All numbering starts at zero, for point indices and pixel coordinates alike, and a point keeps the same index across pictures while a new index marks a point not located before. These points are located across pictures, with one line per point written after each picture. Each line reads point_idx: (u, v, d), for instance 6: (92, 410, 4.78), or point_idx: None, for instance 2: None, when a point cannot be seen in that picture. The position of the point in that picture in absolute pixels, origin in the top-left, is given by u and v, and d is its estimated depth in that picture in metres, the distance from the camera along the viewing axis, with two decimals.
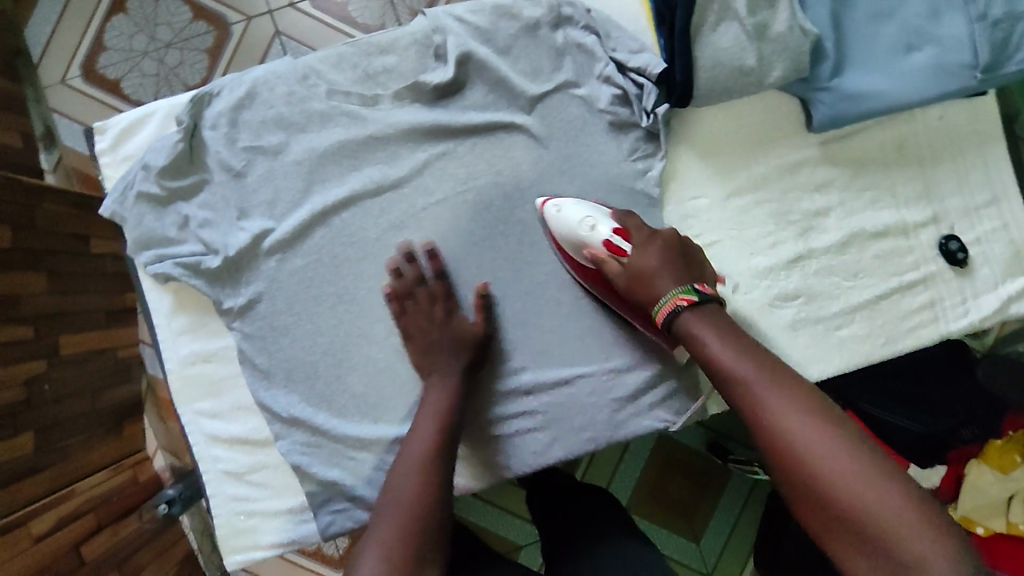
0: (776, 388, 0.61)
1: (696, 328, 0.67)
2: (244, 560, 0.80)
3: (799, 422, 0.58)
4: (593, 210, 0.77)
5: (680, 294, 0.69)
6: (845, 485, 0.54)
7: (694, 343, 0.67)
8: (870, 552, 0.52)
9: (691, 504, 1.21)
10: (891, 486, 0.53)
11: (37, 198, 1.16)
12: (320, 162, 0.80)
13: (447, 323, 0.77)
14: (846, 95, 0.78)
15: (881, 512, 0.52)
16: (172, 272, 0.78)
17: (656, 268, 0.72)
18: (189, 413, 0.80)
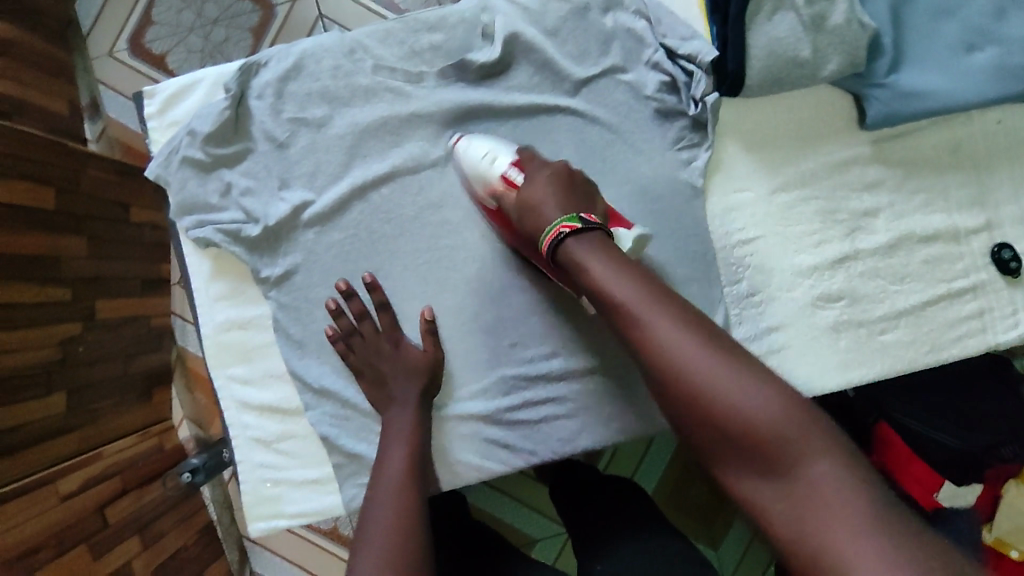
0: (653, 310, 0.59)
1: (580, 254, 0.64)
2: (267, 528, 0.80)
3: (680, 343, 0.57)
4: (493, 146, 0.77)
5: (564, 222, 0.66)
6: (728, 400, 0.54)
7: (579, 267, 0.64)
8: (754, 461, 0.53)
9: (710, 509, 1.19)
10: (763, 395, 0.54)
11: (81, 162, 1.18)
12: (362, 137, 0.80)
13: (395, 355, 0.78)
14: (903, 93, 0.75)
15: (762, 421, 0.53)
16: (214, 239, 0.78)
17: (544, 198, 0.70)
18: (221, 379, 0.81)
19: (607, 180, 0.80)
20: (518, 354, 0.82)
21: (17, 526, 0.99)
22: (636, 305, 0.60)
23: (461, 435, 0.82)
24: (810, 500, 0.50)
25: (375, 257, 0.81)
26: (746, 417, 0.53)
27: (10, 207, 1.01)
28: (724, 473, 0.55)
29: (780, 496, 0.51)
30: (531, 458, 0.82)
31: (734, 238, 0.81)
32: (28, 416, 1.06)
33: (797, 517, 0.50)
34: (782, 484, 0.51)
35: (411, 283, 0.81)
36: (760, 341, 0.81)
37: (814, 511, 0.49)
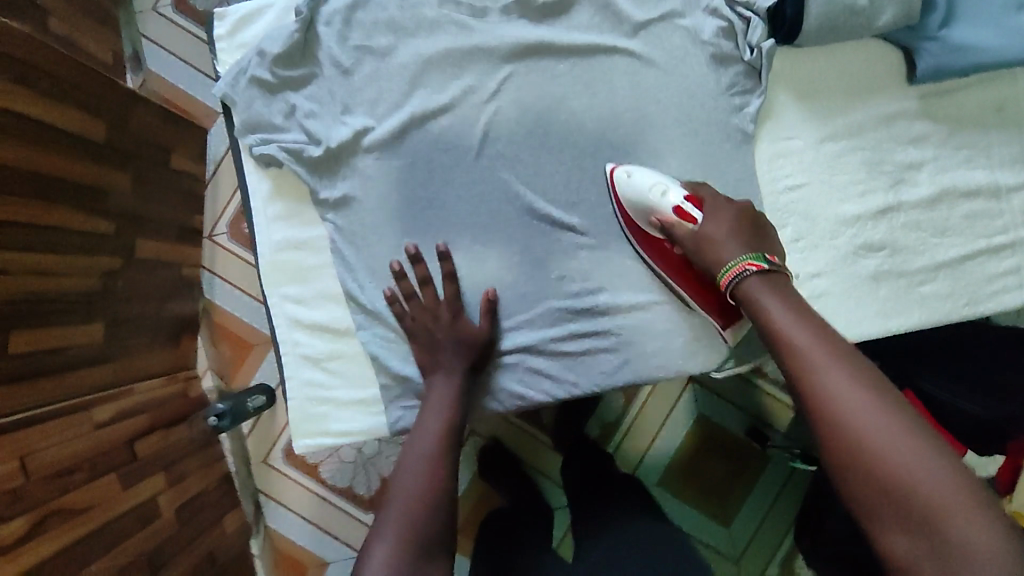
0: (835, 362, 0.62)
1: (759, 295, 0.70)
2: (312, 445, 0.82)
3: (854, 397, 0.59)
4: (662, 178, 0.79)
5: (750, 260, 0.72)
6: (895, 457, 0.55)
7: (756, 309, 0.70)
8: (911, 521, 0.53)
9: (723, 487, 1.24)
10: (935, 462, 0.54)
11: (132, 102, 1.22)
12: (425, 67, 0.82)
13: (452, 325, 0.80)
14: (954, 47, 0.78)
15: (926, 485, 0.53)
16: (279, 158, 0.81)
17: (725, 235, 0.74)
18: (276, 296, 0.83)
19: (662, 121, 0.82)
20: (565, 288, 0.84)
21: (55, 446, 1.01)
22: (808, 352, 0.64)
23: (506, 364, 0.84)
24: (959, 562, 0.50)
25: (431, 185, 0.83)
26: (903, 474, 0.54)
27: (66, 134, 1.04)
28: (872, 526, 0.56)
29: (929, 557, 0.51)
30: (572, 389, 0.84)
31: (780, 184, 0.83)
32: (69, 341, 1.08)
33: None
34: (932, 546, 0.51)
35: (464, 213, 0.83)
36: (802, 287, 0.84)
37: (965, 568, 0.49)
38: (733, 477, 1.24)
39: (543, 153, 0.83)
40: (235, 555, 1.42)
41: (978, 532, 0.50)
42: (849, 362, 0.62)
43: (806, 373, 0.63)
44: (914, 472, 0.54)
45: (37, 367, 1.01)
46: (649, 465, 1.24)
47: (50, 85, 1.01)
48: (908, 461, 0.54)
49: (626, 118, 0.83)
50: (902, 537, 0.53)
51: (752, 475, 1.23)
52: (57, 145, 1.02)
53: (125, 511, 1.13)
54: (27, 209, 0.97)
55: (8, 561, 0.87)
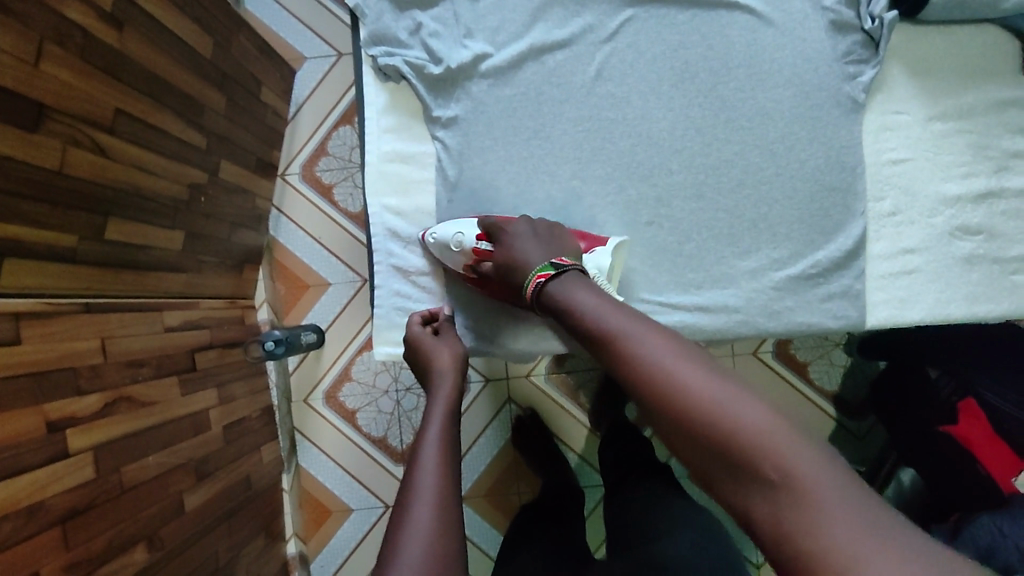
0: (642, 334, 0.52)
1: (564, 289, 0.63)
2: (389, 354, 0.84)
3: (664, 359, 0.49)
4: (459, 224, 0.81)
5: (538, 272, 0.67)
6: (713, 410, 0.44)
7: (566, 298, 0.62)
8: (748, 478, 0.42)
9: None
10: (747, 403, 0.44)
11: (236, 27, 1.26)
12: (549, 2, 0.85)
13: (439, 342, 0.78)
14: None
15: (747, 428, 0.43)
16: (398, 71, 0.83)
17: (517, 250, 0.73)
18: (376, 206, 0.85)
19: (774, 83, 0.84)
20: (650, 232, 0.85)
21: (129, 337, 1.03)
22: (614, 328, 0.54)
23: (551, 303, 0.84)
24: (802, 499, 0.39)
25: (539, 117, 0.85)
26: (726, 422, 0.43)
27: (177, 39, 1.08)
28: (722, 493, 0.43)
29: (774, 505, 0.40)
30: None
31: (884, 156, 0.83)
32: (154, 242, 1.11)
33: (791, 527, 0.39)
34: (771, 492, 0.40)
35: (567, 147, 0.85)
36: (893, 261, 0.83)
37: (799, 515, 0.39)
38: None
39: (651, 98, 0.85)
40: (267, 486, 1.44)
41: (808, 461, 0.40)
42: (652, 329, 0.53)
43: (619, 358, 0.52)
44: (736, 417, 0.43)
45: (123, 259, 1.03)
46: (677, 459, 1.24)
47: None
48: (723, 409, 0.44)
49: (737, 74, 0.84)
50: (750, 500, 0.41)
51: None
52: (171, 51, 1.06)
53: (180, 415, 1.14)
54: (139, 104, 1.00)
55: (84, 430, 0.89)
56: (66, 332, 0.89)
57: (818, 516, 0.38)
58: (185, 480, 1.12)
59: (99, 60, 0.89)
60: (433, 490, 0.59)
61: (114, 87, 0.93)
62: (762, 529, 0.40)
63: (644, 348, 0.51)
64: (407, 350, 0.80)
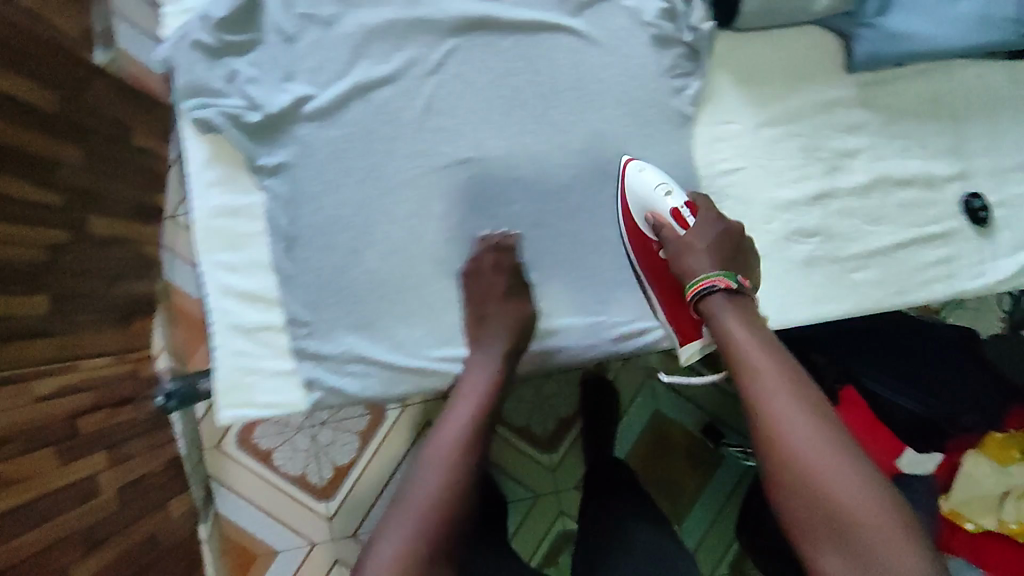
0: (785, 391, 0.63)
1: (714, 311, 0.70)
2: (237, 417, 0.83)
3: (801, 428, 0.61)
4: (666, 180, 0.80)
5: (721, 276, 0.71)
6: (829, 488, 0.58)
7: (718, 327, 0.69)
8: (835, 541, 0.57)
9: (678, 483, 1.28)
10: (860, 484, 0.58)
11: (86, 75, 1.21)
12: (369, 37, 0.82)
13: (500, 309, 0.78)
14: (889, 33, 0.78)
15: (849, 508, 0.57)
16: (216, 122, 0.80)
17: (700, 245, 0.73)
18: (207, 264, 0.82)
19: (604, 102, 0.83)
20: None
21: None
22: (761, 373, 0.65)
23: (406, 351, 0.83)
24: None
25: (372, 157, 0.82)
26: (837, 501, 0.57)
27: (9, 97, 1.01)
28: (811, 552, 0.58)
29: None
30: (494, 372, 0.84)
31: (719, 166, 0.83)
32: (16, 310, 1.05)
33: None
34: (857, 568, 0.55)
35: (402, 186, 0.83)
36: None
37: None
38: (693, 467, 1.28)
39: (484, 129, 0.83)
40: (180, 540, 1.40)
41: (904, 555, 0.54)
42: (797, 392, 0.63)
43: (760, 402, 0.63)
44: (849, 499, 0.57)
45: None
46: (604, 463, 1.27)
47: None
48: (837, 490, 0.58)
49: (567, 97, 0.83)
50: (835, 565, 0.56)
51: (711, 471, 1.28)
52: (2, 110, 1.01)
53: (63, 485, 1.09)
54: None
55: None
56: None
57: None
58: (71, 553, 1.07)
59: None
60: (422, 503, 0.66)
61: None
62: None
63: (786, 408, 0.62)
64: (478, 250, 0.81)
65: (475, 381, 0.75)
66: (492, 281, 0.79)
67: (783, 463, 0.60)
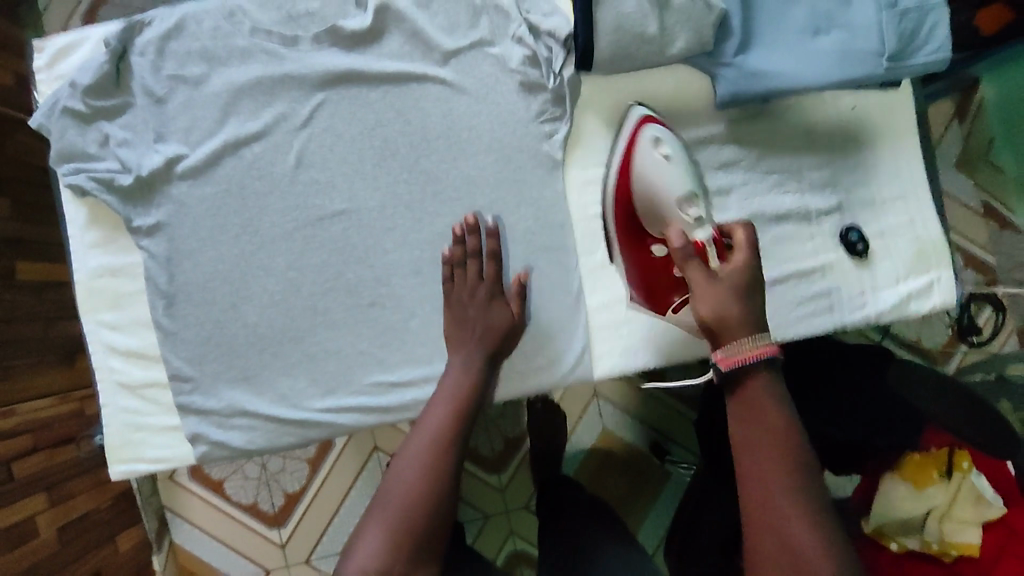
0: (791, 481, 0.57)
1: (750, 382, 0.61)
2: (127, 472, 0.83)
3: (803, 527, 0.55)
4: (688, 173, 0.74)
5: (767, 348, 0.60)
6: None
7: (745, 397, 0.60)
8: None
9: (628, 501, 1.25)
10: None
11: (9, 126, 1.23)
12: (238, 95, 0.83)
13: (484, 309, 0.79)
14: (749, 72, 0.77)
15: None
16: (87, 188, 0.81)
17: (736, 289, 0.63)
18: (90, 322, 0.84)
19: (474, 149, 0.84)
20: (375, 313, 0.84)
21: None
22: (771, 453, 0.58)
23: (290, 402, 0.84)
24: None
25: (246, 212, 0.83)
26: None
27: None
28: None
29: None
30: (384, 416, 0.83)
31: (591, 209, 0.84)
32: None
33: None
34: None
35: (278, 239, 0.83)
36: (611, 310, 0.84)
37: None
38: (638, 484, 1.26)
39: (357, 180, 0.84)
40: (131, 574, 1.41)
41: None
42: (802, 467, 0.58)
43: (763, 487, 0.57)
44: None
45: None
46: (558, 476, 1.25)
47: None
48: None
49: (438, 145, 0.84)
50: None
51: (653, 491, 1.25)
52: None
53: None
54: None
55: None
56: None
57: None
58: None
59: None
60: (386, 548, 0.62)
61: None
62: None
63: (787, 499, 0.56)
64: (458, 242, 0.81)
65: (452, 393, 0.74)
66: (474, 287, 0.80)
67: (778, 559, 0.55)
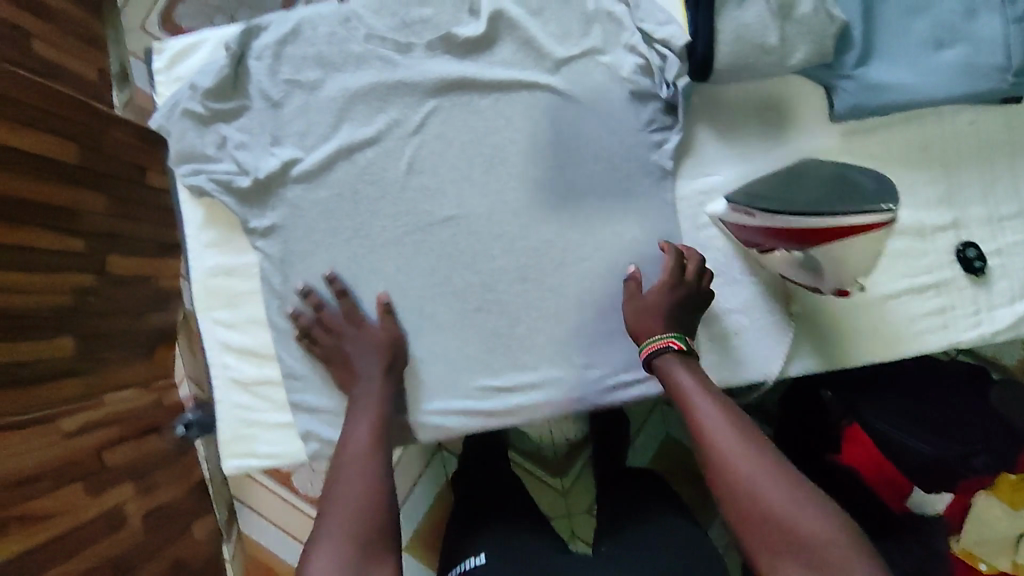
0: (708, 408, 0.67)
1: (667, 366, 0.72)
2: (240, 466, 0.87)
3: (723, 435, 0.64)
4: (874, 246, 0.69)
5: (673, 338, 0.74)
6: (756, 490, 0.60)
7: (670, 374, 0.72)
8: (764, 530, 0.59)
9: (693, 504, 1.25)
10: (785, 483, 0.60)
11: (106, 123, 1.27)
12: (352, 101, 0.84)
13: (358, 334, 0.83)
14: (870, 85, 0.76)
15: (778, 505, 0.59)
16: (206, 189, 0.84)
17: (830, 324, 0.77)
18: (208, 320, 0.87)
19: (585, 158, 0.84)
20: (481, 319, 0.86)
21: (15, 456, 1.07)
22: (691, 398, 0.68)
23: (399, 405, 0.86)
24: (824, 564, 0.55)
25: (357, 217, 0.85)
26: (768, 502, 0.59)
27: (37, 157, 1.10)
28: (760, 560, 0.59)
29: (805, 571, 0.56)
30: (489, 422, 0.86)
31: (700, 220, 0.84)
32: (38, 355, 1.14)
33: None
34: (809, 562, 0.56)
35: (388, 244, 0.85)
36: (721, 321, 0.84)
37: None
38: (704, 486, 1.26)
39: (466, 186, 0.85)
40: (206, 561, 1.47)
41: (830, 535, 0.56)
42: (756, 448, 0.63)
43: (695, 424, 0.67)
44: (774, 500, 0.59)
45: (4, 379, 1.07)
46: None
47: (13, 109, 1.06)
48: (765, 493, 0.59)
49: (546, 153, 0.84)
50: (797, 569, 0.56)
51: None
52: (26, 168, 1.09)
53: (90, 518, 1.19)
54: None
55: None
56: None
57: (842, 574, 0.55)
58: None
59: None
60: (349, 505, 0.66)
61: None
62: None
63: (711, 421, 0.65)
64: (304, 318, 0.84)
65: (372, 409, 0.77)
66: (337, 331, 0.83)
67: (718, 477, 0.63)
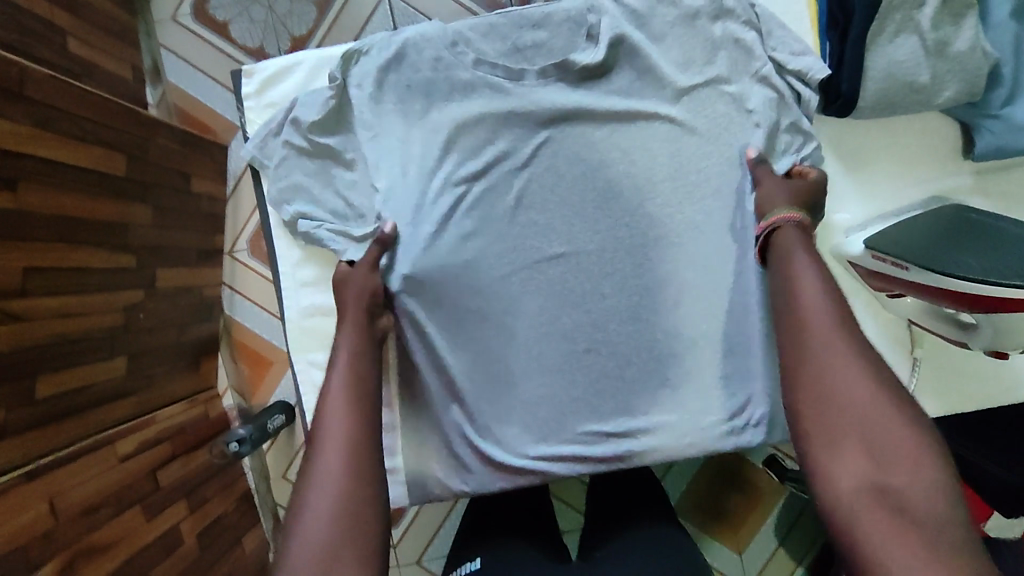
0: (813, 291, 0.61)
1: (787, 244, 0.67)
2: None
3: (820, 318, 0.59)
4: None
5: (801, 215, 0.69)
6: (835, 378, 0.55)
7: (782, 254, 0.66)
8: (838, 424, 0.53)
9: (737, 515, 1.21)
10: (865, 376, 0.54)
11: (152, 130, 1.19)
12: (458, 131, 0.79)
13: (356, 276, 0.75)
14: (1017, 126, 0.72)
15: (858, 398, 0.53)
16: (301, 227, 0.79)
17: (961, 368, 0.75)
18: (303, 362, 0.83)
19: (704, 195, 0.79)
20: (590, 360, 0.81)
21: (78, 486, 1.01)
22: (793, 280, 0.63)
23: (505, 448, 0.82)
24: (887, 463, 0.49)
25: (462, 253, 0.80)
26: (844, 394, 0.53)
27: (88, 172, 1.03)
28: (821, 454, 0.53)
29: (868, 467, 0.50)
30: (595, 465, 0.81)
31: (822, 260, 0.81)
32: (93, 378, 1.08)
33: (856, 519, 0.49)
34: (873, 461, 0.50)
35: (493, 282, 0.81)
36: None
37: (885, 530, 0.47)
38: (750, 498, 1.21)
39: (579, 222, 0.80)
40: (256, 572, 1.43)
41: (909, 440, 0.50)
42: (847, 335, 0.57)
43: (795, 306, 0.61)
44: (852, 392, 0.53)
45: (66, 407, 1.01)
46: (669, 482, 1.22)
47: (69, 123, 0.99)
48: (840, 382, 0.54)
49: (662, 189, 0.80)
50: (862, 466, 0.50)
51: (768, 506, 1.21)
52: (79, 184, 1.01)
53: (150, 542, 1.13)
54: (50, 253, 0.96)
55: None
56: (6, 512, 0.87)
57: (905, 478, 0.49)
58: None
59: (5, 232, 0.88)
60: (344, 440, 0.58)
61: (17, 248, 0.90)
62: (845, 486, 0.50)
63: (810, 304, 0.60)
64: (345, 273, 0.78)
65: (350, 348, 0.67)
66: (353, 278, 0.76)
67: (800, 364, 0.57)
